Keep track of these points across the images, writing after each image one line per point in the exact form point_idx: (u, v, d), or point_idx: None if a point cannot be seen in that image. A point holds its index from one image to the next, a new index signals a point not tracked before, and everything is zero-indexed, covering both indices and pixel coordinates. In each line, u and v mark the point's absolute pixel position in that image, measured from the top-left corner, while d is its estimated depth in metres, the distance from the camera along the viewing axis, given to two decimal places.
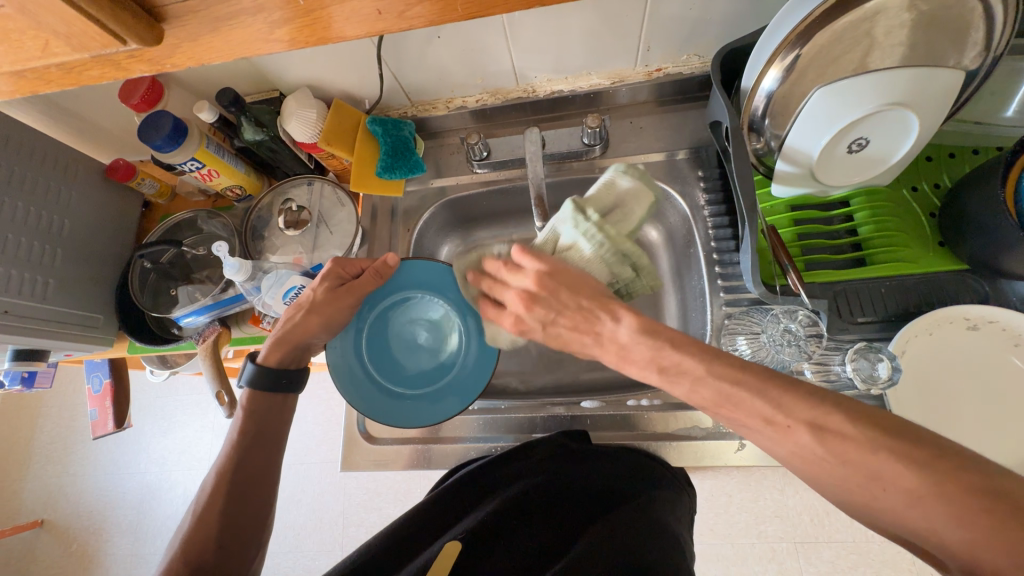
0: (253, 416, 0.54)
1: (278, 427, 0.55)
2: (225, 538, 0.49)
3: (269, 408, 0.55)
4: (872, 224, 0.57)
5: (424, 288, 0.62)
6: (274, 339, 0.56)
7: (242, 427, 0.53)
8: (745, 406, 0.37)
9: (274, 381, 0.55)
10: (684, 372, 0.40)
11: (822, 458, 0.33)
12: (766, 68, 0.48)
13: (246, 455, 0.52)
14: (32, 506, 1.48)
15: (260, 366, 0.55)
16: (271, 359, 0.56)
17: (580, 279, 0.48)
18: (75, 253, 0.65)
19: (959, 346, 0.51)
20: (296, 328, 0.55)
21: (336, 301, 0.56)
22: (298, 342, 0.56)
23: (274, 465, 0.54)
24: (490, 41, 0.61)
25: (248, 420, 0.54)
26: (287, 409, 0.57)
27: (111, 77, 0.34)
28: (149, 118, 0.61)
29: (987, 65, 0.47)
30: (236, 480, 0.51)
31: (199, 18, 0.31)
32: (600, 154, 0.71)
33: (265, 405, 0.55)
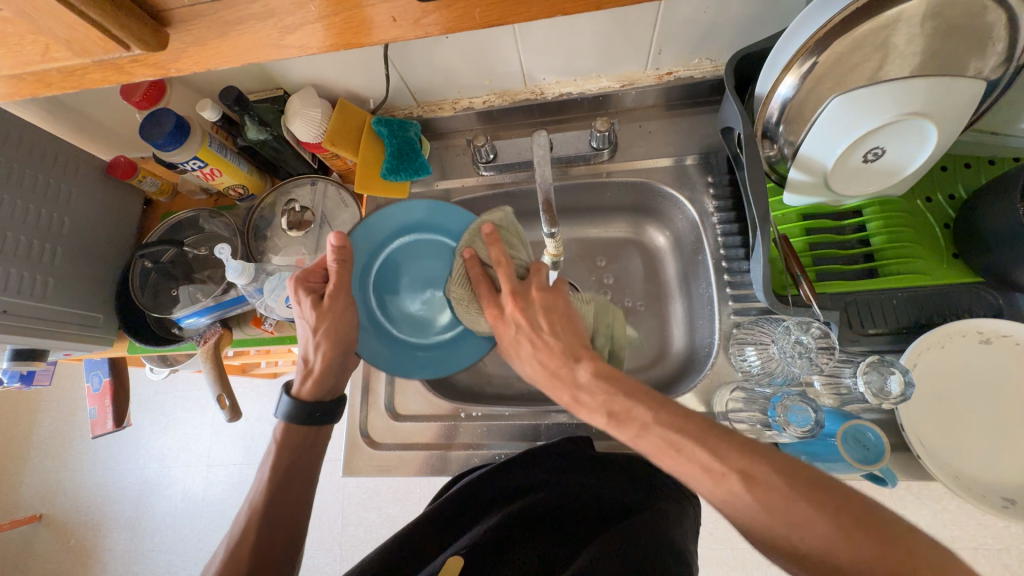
0: (286, 447, 0.55)
1: (313, 456, 0.56)
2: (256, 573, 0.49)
3: (306, 439, 0.56)
4: (885, 235, 0.56)
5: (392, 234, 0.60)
6: (305, 373, 0.56)
7: (277, 458, 0.54)
8: (688, 454, 0.39)
9: (311, 415, 0.55)
10: (631, 419, 0.43)
11: (756, 509, 0.35)
12: (783, 74, 0.47)
13: (279, 487, 0.53)
14: (30, 501, 1.48)
15: (296, 400, 0.55)
16: (304, 393, 0.56)
17: (555, 323, 0.52)
18: (76, 252, 0.64)
19: (970, 359, 0.51)
20: (313, 351, 0.55)
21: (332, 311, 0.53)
22: (323, 367, 0.55)
23: (306, 492, 0.55)
24: (498, 43, 0.60)
25: (282, 452, 0.54)
26: (321, 442, 0.58)
27: (114, 80, 0.33)
28: (151, 116, 0.60)
29: (1009, 75, 0.46)
30: (270, 509, 0.52)
31: (207, 23, 0.30)
32: (608, 159, 0.70)
33: (300, 437, 0.55)
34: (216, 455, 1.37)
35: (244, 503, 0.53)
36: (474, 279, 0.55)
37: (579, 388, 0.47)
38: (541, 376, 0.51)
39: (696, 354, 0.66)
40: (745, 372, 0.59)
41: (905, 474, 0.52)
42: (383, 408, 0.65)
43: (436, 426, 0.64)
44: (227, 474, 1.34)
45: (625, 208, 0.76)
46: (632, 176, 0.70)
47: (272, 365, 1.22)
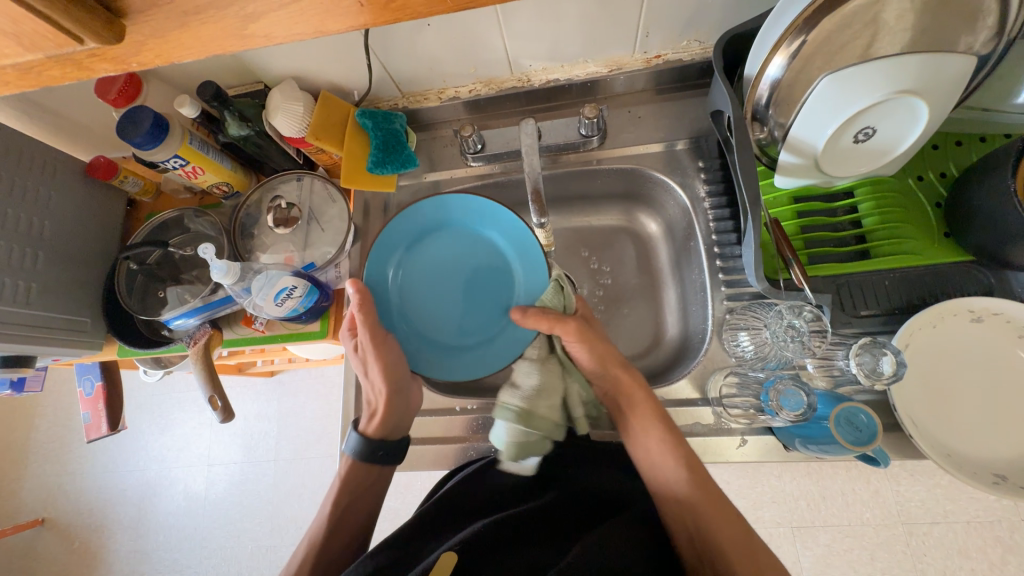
0: (351, 488, 0.57)
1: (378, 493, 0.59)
2: None
3: (369, 475, 0.57)
4: (876, 216, 0.56)
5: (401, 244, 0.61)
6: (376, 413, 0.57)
7: (343, 496, 0.57)
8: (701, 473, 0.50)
9: (377, 454, 0.56)
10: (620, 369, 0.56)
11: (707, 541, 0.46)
12: (771, 54, 0.46)
13: (339, 521, 0.56)
14: (31, 506, 1.48)
15: (364, 437, 0.57)
16: (372, 431, 0.57)
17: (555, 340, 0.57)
18: (58, 256, 0.63)
19: (963, 338, 0.51)
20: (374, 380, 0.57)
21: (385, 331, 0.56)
22: (384, 401, 0.56)
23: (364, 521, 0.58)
24: (482, 29, 0.58)
25: (346, 488, 0.57)
26: (382, 478, 0.59)
27: (74, 77, 0.31)
28: (127, 114, 0.58)
29: (1000, 49, 0.46)
30: (332, 534, 0.56)
31: (164, 13, 0.28)
32: (598, 145, 0.69)
33: (366, 473, 0.57)
34: (216, 454, 1.37)
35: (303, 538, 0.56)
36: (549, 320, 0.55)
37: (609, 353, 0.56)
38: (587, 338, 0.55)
39: (690, 340, 0.66)
40: (738, 358, 0.59)
41: (898, 454, 0.52)
42: None
43: (433, 420, 0.64)
44: (228, 473, 1.34)
45: (617, 195, 0.75)
46: (623, 163, 0.69)
47: (268, 363, 1.21)
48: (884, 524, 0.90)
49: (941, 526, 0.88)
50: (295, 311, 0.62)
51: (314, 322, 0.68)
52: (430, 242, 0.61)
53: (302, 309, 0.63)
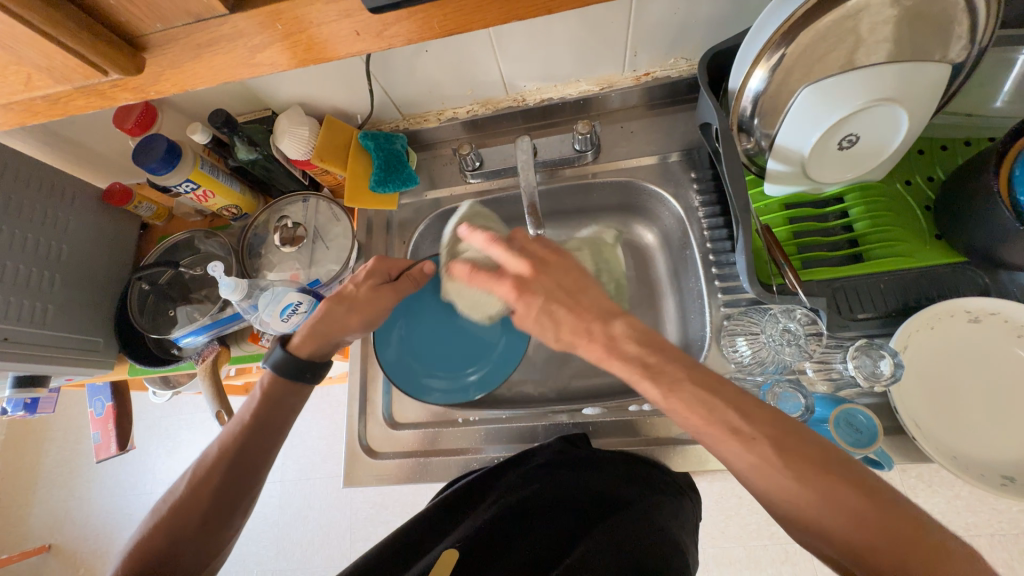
0: (268, 400, 0.53)
1: (287, 418, 0.54)
2: (212, 512, 0.47)
3: (288, 395, 0.54)
4: (867, 220, 0.57)
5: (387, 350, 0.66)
6: (307, 330, 0.55)
7: (254, 414, 0.52)
8: (719, 415, 0.40)
9: (301, 373, 0.54)
10: (665, 373, 0.43)
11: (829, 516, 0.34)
12: (753, 68, 0.48)
13: (251, 443, 0.51)
14: (39, 532, 1.48)
15: (293, 352, 0.54)
16: (302, 347, 0.55)
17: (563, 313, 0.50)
18: (75, 278, 0.66)
19: (961, 338, 0.51)
20: (337, 321, 0.56)
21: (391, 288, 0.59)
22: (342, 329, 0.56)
23: (269, 452, 0.52)
24: (477, 53, 0.61)
25: (264, 403, 0.52)
26: (299, 402, 0.55)
27: (97, 105, 0.34)
28: (142, 142, 0.61)
29: (975, 57, 0.47)
30: (224, 460, 0.49)
31: (181, 46, 0.31)
32: (592, 160, 0.71)
33: (285, 390, 0.54)
34: None
35: (213, 440, 0.51)
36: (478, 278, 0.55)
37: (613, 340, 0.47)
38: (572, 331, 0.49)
39: (690, 348, 0.66)
40: (737, 363, 0.59)
41: (904, 456, 0.52)
42: (381, 416, 0.66)
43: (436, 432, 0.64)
44: None
45: (613, 208, 0.77)
46: (617, 177, 0.71)
47: None
48: None
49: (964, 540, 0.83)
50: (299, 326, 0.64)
51: None
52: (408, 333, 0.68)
53: None
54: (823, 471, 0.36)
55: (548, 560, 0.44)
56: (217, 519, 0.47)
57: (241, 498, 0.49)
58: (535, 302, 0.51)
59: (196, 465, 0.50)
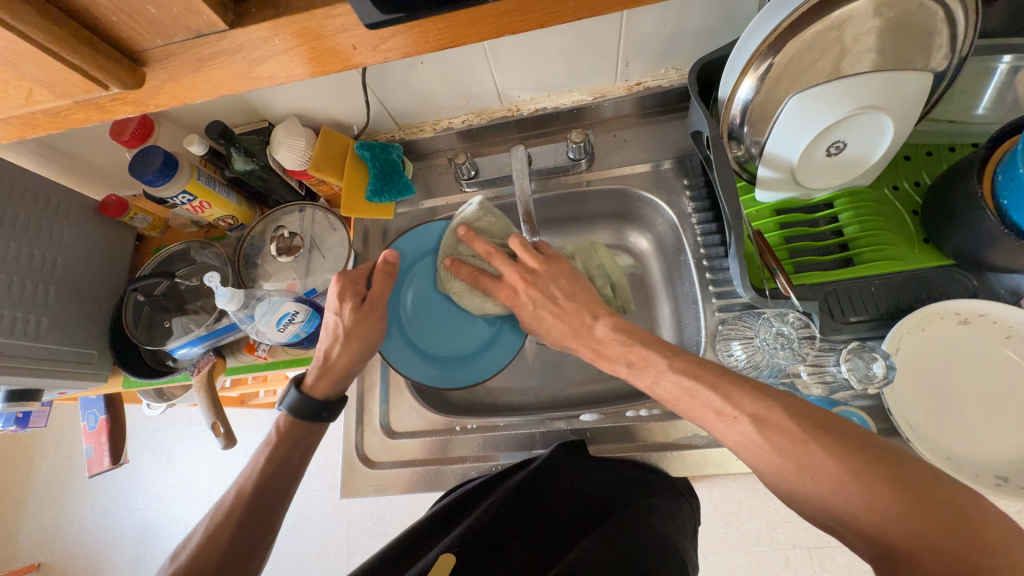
0: (286, 440, 0.54)
1: (303, 459, 0.55)
2: (227, 559, 0.46)
3: (303, 434, 0.55)
4: (857, 225, 0.58)
5: (407, 355, 0.60)
6: (317, 371, 0.56)
7: (271, 454, 0.53)
8: (700, 400, 0.44)
9: (317, 412, 0.55)
10: (648, 367, 0.48)
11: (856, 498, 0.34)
12: (741, 77, 0.49)
13: (268, 483, 0.51)
14: (29, 550, 1.45)
15: (308, 393, 0.55)
16: (319, 387, 0.56)
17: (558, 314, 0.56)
18: (70, 290, 0.65)
19: (951, 340, 0.52)
20: (340, 357, 0.56)
21: (365, 312, 0.56)
22: (347, 363, 0.56)
23: (286, 495, 0.53)
24: (472, 64, 0.62)
25: (281, 444, 0.53)
26: (313, 442, 0.56)
27: (96, 118, 0.34)
28: (139, 154, 0.62)
29: (955, 66, 0.49)
30: (242, 504, 0.50)
31: (180, 60, 0.32)
32: (586, 168, 0.72)
33: (299, 429, 0.55)
34: (217, 490, 1.35)
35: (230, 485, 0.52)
36: (472, 281, 0.59)
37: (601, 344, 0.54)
38: (568, 337, 0.57)
39: (686, 353, 0.67)
40: (733, 368, 0.59)
41: None
42: (378, 425, 0.66)
43: (432, 441, 0.64)
44: None
45: (607, 215, 0.77)
46: (611, 184, 0.72)
47: (270, 394, 1.22)
48: None
49: None
50: (297, 336, 0.64)
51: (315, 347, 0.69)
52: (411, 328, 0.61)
53: (304, 334, 0.65)
54: (852, 462, 0.35)
55: (546, 560, 0.45)
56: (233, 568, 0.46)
57: (259, 545, 0.49)
58: (529, 300, 0.58)
59: (215, 511, 0.50)
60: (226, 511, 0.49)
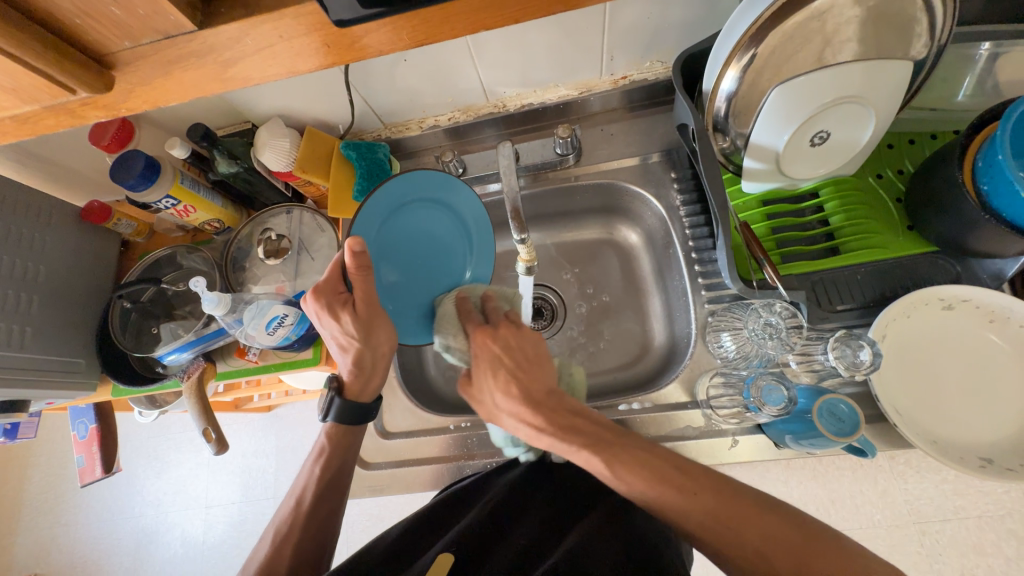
0: (335, 446, 0.56)
1: (354, 460, 0.58)
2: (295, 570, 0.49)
3: (351, 438, 0.57)
4: (842, 214, 0.58)
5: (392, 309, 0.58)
6: (350, 377, 0.55)
7: (323, 461, 0.55)
8: (664, 475, 0.43)
9: (364, 413, 0.57)
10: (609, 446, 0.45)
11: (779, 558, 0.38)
12: (724, 69, 0.49)
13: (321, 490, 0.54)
14: (24, 562, 1.43)
15: (349, 400, 0.56)
16: (356, 391, 0.56)
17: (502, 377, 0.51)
18: (54, 299, 0.64)
19: (935, 326, 0.52)
20: (365, 359, 0.54)
21: (362, 319, 0.51)
22: (377, 363, 0.55)
23: (343, 496, 0.56)
24: (456, 61, 0.62)
25: (330, 450, 0.56)
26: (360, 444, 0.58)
27: (67, 124, 0.34)
28: (120, 159, 0.61)
29: (934, 54, 0.49)
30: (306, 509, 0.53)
31: (150, 63, 0.31)
32: (574, 163, 0.72)
33: (346, 435, 0.56)
34: (214, 495, 1.34)
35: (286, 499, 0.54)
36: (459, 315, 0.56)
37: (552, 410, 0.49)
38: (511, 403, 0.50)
39: (677, 345, 0.67)
40: (723, 359, 0.60)
41: (886, 443, 0.53)
42: (372, 427, 0.65)
43: (426, 440, 0.64)
44: (227, 515, 1.31)
45: (596, 209, 0.77)
46: (599, 179, 0.72)
47: (264, 397, 1.21)
48: (895, 525, 0.86)
49: (953, 523, 0.84)
50: (287, 338, 0.63)
51: (306, 350, 0.69)
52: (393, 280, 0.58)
53: (295, 337, 0.64)
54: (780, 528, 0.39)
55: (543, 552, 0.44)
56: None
57: (325, 545, 0.52)
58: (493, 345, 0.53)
59: (277, 523, 0.52)
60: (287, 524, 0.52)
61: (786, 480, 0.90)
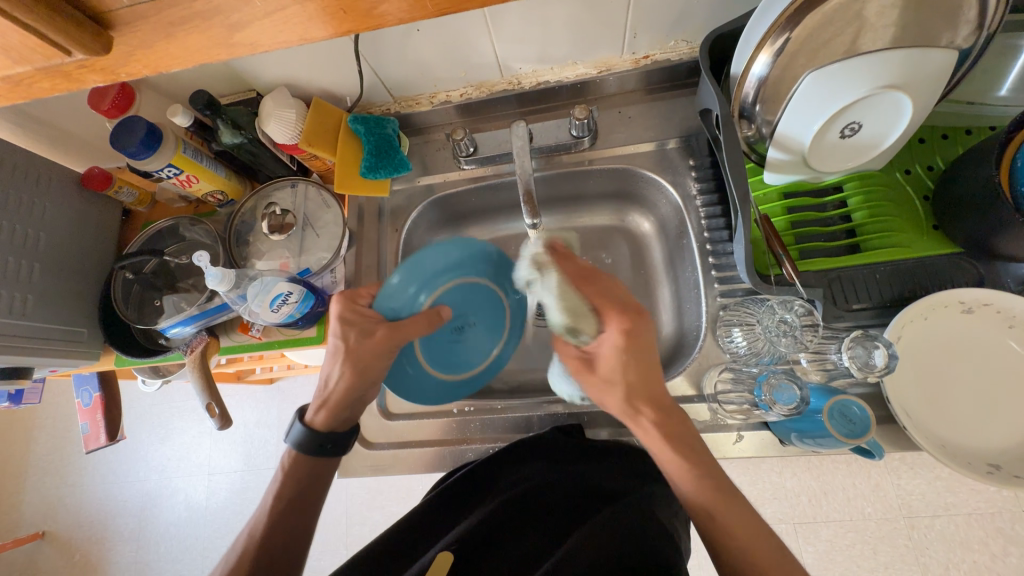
0: (294, 471, 0.53)
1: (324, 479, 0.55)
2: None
3: (313, 468, 0.54)
4: (866, 210, 0.57)
5: (409, 374, 0.56)
6: (323, 403, 0.54)
7: (290, 475, 0.53)
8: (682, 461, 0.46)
9: (320, 447, 0.53)
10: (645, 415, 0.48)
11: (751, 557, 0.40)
12: (756, 53, 0.47)
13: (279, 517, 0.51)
14: (32, 519, 1.47)
15: (310, 429, 0.54)
16: (318, 422, 0.54)
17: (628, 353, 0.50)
18: (56, 268, 0.63)
19: (952, 329, 0.51)
20: (337, 389, 0.53)
21: (362, 376, 0.51)
22: (336, 399, 0.53)
23: (313, 518, 0.53)
24: (472, 33, 0.59)
25: (287, 481, 0.53)
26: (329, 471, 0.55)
27: (64, 88, 0.32)
28: (120, 125, 0.58)
29: (981, 43, 0.46)
30: (265, 552, 0.49)
31: (152, 23, 0.29)
32: (589, 146, 0.70)
33: (309, 467, 0.53)
34: (216, 463, 1.36)
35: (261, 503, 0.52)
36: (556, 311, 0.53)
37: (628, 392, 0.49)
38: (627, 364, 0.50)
39: (685, 338, 0.66)
40: (733, 354, 0.59)
41: (893, 445, 0.53)
42: (375, 407, 0.65)
43: (430, 422, 0.64)
44: (229, 482, 1.34)
45: (609, 195, 0.75)
46: (614, 163, 0.69)
47: (266, 370, 1.21)
48: (886, 519, 0.86)
49: (943, 519, 0.85)
50: (291, 316, 0.62)
51: (310, 327, 0.68)
52: (444, 361, 0.57)
53: (298, 314, 0.63)
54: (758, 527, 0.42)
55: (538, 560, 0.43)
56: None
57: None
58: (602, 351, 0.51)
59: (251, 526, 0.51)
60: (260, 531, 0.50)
61: (781, 471, 0.91)
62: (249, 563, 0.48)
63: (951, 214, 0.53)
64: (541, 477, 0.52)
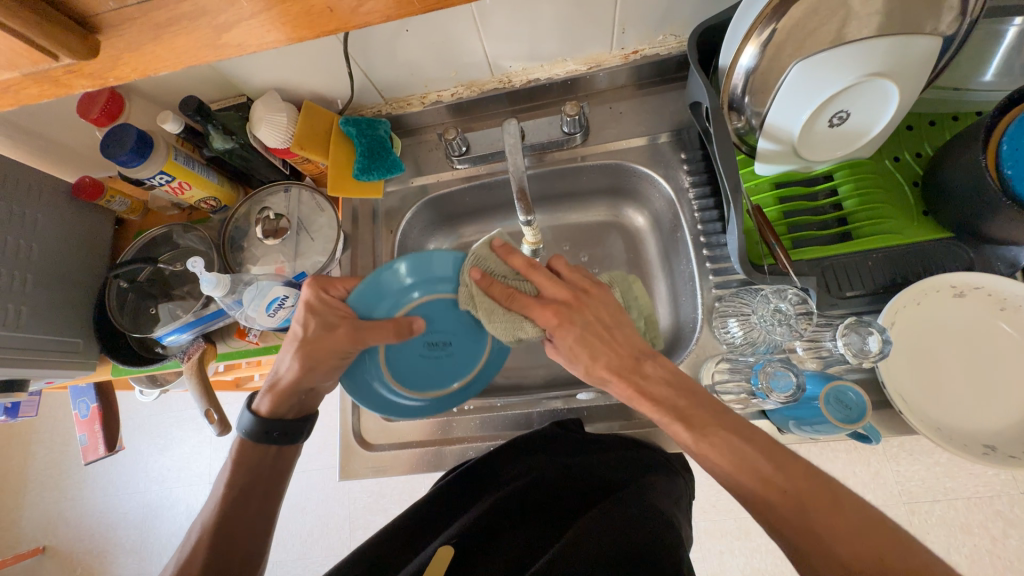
0: (246, 460, 0.53)
1: (279, 467, 0.54)
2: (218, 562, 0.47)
3: (264, 456, 0.53)
4: (856, 198, 0.57)
5: (375, 384, 0.55)
6: (270, 388, 0.53)
7: (241, 463, 0.52)
8: (747, 461, 0.41)
9: (269, 433, 0.53)
10: (697, 419, 0.44)
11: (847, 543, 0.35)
12: (744, 44, 0.47)
13: (235, 508, 0.50)
14: (32, 534, 1.46)
15: (259, 414, 0.53)
16: (267, 408, 0.54)
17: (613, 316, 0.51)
18: (49, 279, 0.63)
19: (944, 314, 0.52)
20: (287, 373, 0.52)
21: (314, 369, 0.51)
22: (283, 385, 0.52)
23: (268, 506, 0.53)
24: (462, 32, 0.59)
25: (238, 469, 0.52)
26: (284, 460, 0.55)
27: (51, 94, 0.32)
28: (110, 133, 0.58)
29: (965, 29, 0.47)
30: (221, 541, 0.48)
31: (139, 26, 0.29)
32: (581, 142, 0.70)
33: (259, 454, 0.53)
34: (217, 472, 1.36)
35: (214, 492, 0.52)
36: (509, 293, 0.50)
37: (644, 383, 0.47)
38: (615, 359, 0.49)
39: (683, 331, 0.66)
40: (729, 344, 0.59)
41: (891, 430, 0.53)
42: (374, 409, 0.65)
43: (429, 422, 0.64)
44: None
45: (602, 190, 0.75)
46: (607, 159, 0.69)
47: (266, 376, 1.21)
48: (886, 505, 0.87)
49: (941, 503, 0.85)
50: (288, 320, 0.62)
51: None
52: (413, 376, 0.56)
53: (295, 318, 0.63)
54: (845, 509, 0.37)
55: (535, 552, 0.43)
56: (230, 562, 0.48)
57: (258, 557, 0.50)
58: (581, 321, 0.49)
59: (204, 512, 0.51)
60: (216, 521, 0.49)
61: None
62: (205, 553, 0.47)
63: (940, 200, 0.53)
64: (537, 472, 0.52)
